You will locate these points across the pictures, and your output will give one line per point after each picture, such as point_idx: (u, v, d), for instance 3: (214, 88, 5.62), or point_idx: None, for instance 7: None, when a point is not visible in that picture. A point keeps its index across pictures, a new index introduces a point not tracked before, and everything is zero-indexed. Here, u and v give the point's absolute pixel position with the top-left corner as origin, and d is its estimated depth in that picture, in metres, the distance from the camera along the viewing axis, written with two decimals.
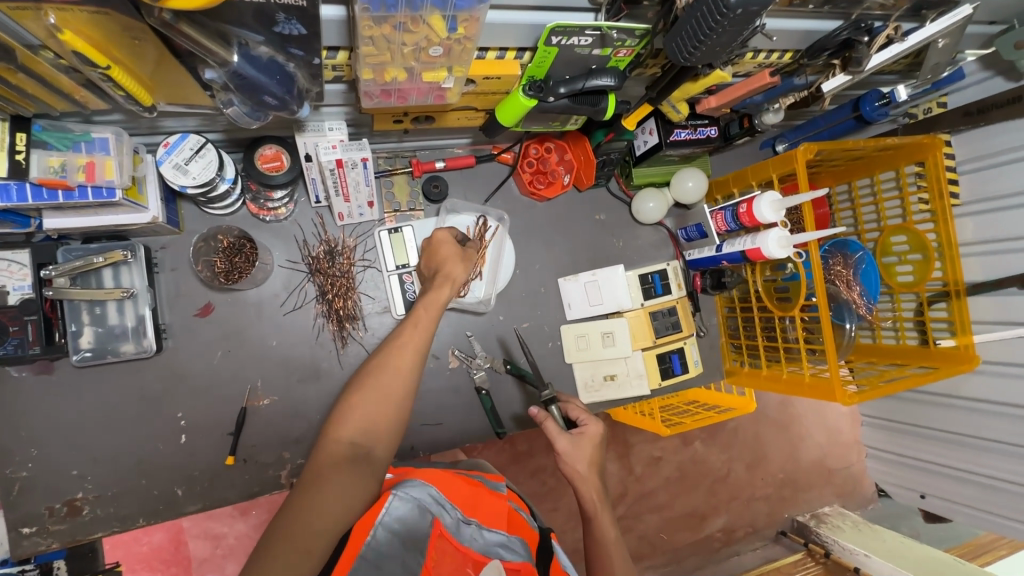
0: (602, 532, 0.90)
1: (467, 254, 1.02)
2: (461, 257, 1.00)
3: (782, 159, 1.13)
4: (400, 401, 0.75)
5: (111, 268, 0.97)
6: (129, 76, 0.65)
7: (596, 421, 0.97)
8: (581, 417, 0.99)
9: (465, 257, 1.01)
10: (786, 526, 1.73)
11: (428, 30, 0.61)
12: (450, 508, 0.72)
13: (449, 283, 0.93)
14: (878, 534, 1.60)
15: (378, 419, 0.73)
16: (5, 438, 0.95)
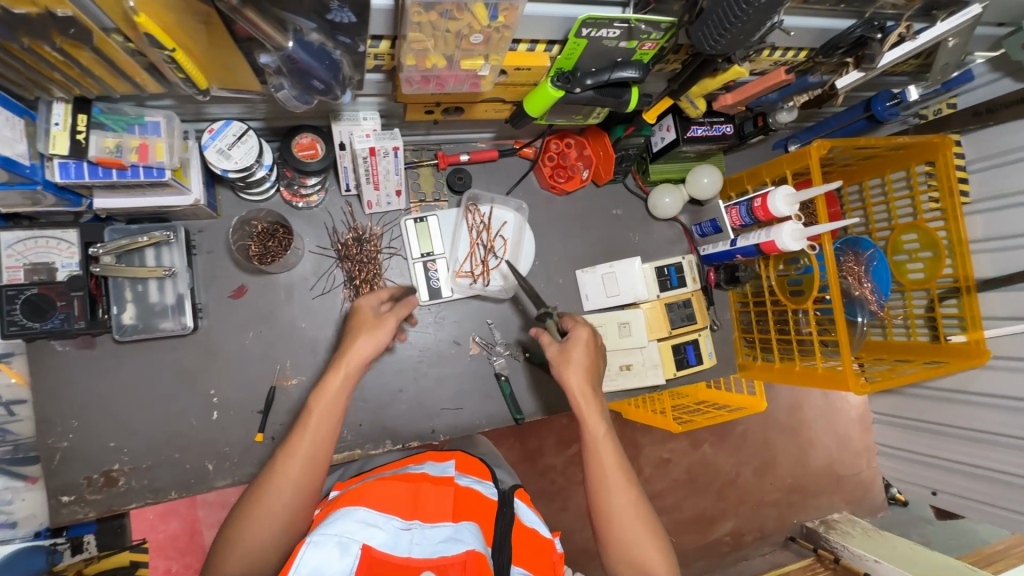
0: (599, 437, 0.89)
1: (379, 325, 0.92)
2: (373, 333, 0.90)
3: (796, 155, 1.17)
4: (288, 514, 0.76)
5: (153, 248, 1.02)
6: (188, 59, 0.69)
7: (585, 326, 0.99)
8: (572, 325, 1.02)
9: (374, 333, 0.90)
10: (795, 532, 1.73)
11: (470, 18, 0.66)
12: (384, 522, 0.70)
13: (353, 360, 0.86)
14: (890, 541, 1.53)
15: (267, 537, 0.74)
16: (48, 409, 1.00)
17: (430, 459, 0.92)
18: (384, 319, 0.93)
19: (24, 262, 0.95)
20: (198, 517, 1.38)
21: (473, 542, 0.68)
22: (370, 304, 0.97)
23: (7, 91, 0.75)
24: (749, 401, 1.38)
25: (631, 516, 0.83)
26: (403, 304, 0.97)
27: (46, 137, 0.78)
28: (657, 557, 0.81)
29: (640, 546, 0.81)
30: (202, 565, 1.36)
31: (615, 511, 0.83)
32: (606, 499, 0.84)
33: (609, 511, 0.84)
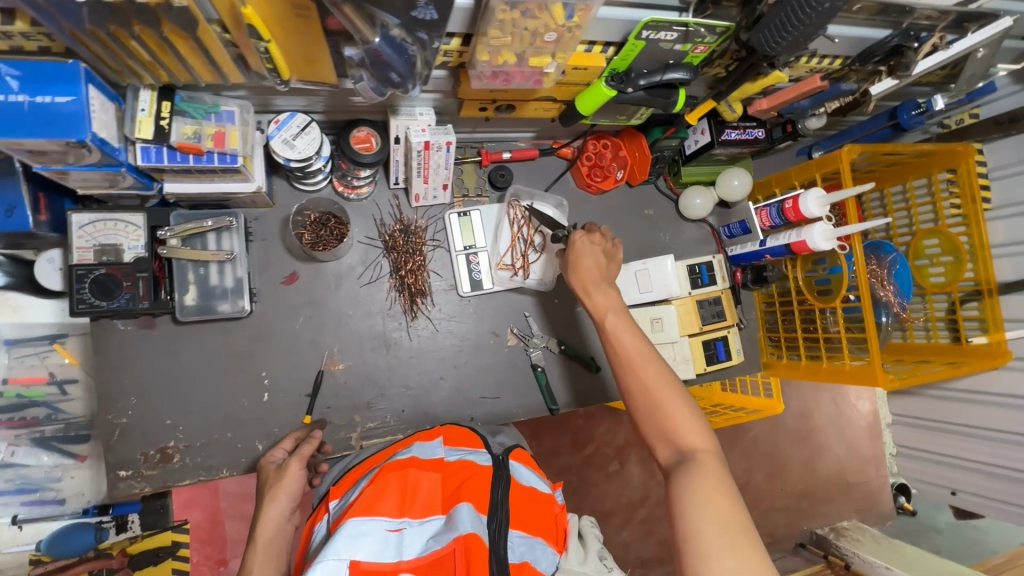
0: (617, 328, 0.98)
1: (285, 471, 0.91)
2: (282, 485, 0.89)
3: (826, 159, 1.22)
4: None
5: (215, 233, 1.06)
6: (279, 51, 0.75)
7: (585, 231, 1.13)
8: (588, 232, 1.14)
9: (279, 492, 0.88)
10: (806, 538, 1.82)
11: (548, 17, 0.71)
12: (372, 531, 0.77)
13: (267, 536, 0.82)
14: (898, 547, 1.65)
15: None
16: (109, 386, 1.04)
17: (418, 441, 1.00)
18: (287, 466, 0.92)
19: (93, 243, 0.98)
20: (221, 508, 1.27)
21: (464, 527, 0.76)
22: (275, 457, 0.98)
23: (101, 77, 0.79)
24: (768, 404, 1.46)
25: (654, 390, 0.89)
26: (303, 446, 0.97)
27: (132, 123, 0.82)
28: (685, 424, 0.85)
29: (667, 415, 0.87)
30: (225, 557, 1.27)
31: (638, 385, 0.91)
32: (630, 377, 0.92)
33: (634, 387, 0.91)
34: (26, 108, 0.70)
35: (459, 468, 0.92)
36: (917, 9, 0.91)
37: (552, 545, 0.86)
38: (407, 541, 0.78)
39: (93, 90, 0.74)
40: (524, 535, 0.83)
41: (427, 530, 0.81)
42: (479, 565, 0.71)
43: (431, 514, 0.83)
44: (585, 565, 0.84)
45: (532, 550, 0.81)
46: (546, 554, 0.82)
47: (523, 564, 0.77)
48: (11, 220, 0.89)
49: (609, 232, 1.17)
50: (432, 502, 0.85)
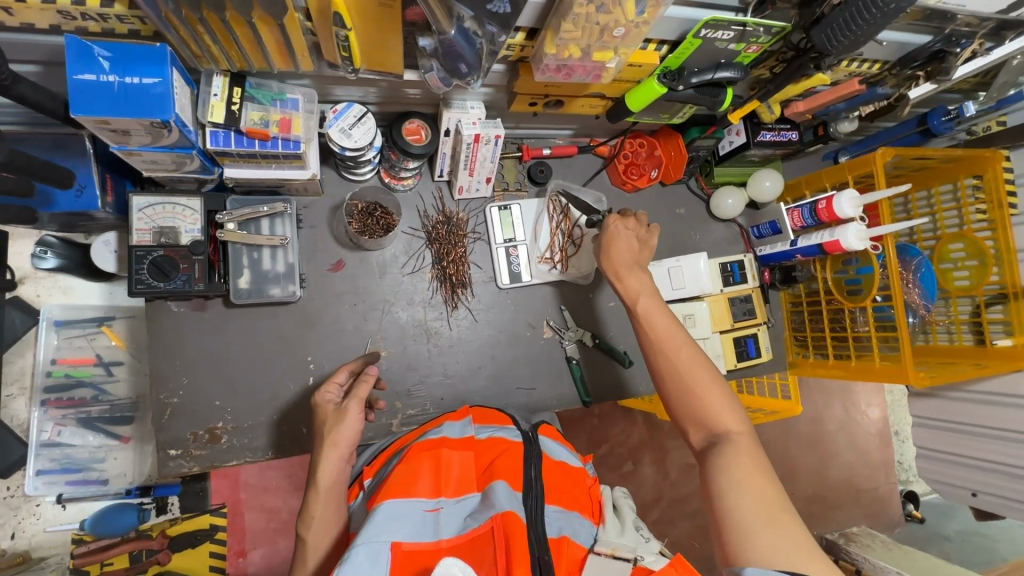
0: (650, 311, 1.01)
1: (341, 420, 0.92)
2: (340, 429, 0.91)
3: (859, 162, 1.25)
4: None
5: (269, 219, 1.09)
6: (356, 41, 0.78)
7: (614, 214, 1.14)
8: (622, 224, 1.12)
9: (338, 439, 0.90)
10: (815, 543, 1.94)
11: (619, 13, 0.74)
12: (410, 512, 0.79)
13: (330, 480, 0.87)
14: (907, 553, 1.72)
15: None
16: (162, 365, 1.06)
17: (446, 419, 1.01)
18: (346, 410, 0.93)
19: (153, 225, 0.99)
20: (241, 498, 1.35)
21: (501, 505, 0.78)
22: (330, 396, 0.98)
23: (181, 61, 0.82)
24: (784, 404, 1.45)
25: (687, 372, 0.93)
26: (359, 385, 0.97)
27: (206, 107, 0.85)
28: (718, 406, 0.89)
29: (701, 398, 0.90)
30: (244, 549, 1.33)
31: (673, 369, 0.94)
32: (664, 360, 0.96)
33: (668, 369, 0.95)
34: (116, 89, 0.73)
35: (490, 445, 0.93)
36: (960, 15, 0.94)
37: (590, 518, 0.88)
38: (443, 521, 0.81)
39: (176, 73, 0.77)
40: (561, 510, 0.85)
41: (463, 508, 0.83)
42: (518, 543, 0.73)
43: (466, 493, 0.85)
44: (624, 536, 0.86)
45: (570, 524, 0.83)
46: (584, 527, 0.85)
47: (562, 539, 0.80)
48: (80, 200, 0.93)
49: (643, 217, 1.16)
50: (466, 479, 0.87)
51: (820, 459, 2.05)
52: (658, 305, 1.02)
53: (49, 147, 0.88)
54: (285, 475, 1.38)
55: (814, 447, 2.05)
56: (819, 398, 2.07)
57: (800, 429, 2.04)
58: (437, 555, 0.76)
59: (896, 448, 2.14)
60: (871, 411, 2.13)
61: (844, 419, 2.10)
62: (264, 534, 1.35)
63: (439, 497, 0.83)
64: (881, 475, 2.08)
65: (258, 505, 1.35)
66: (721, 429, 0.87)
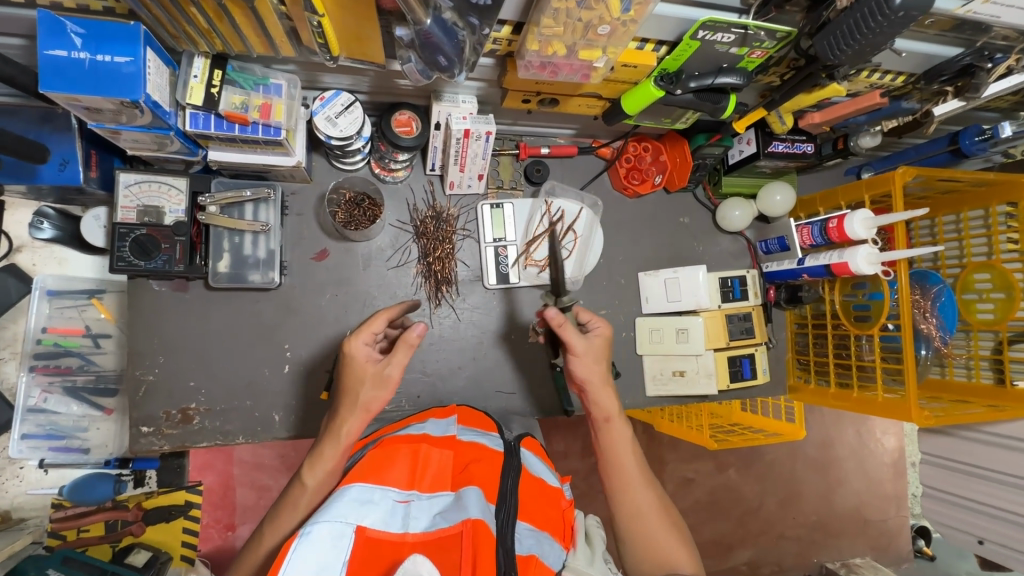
0: (616, 442, 0.97)
1: (381, 390, 0.85)
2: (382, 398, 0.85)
3: (877, 180, 1.16)
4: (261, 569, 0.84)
5: (253, 204, 1.08)
6: (331, 27, 0.75)
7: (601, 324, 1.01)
8: (590, 320, 1.02)
9: (369, 405, 0.84)
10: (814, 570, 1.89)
11: (604, 9, 0.70)
12: (378, 500, 0.75)
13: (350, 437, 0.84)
14: None
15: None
16: (140, 343, 1.08)
17: (432, 417, 1.00)
18: (390, 378, 0.85)
19: (137, 204, 0.99)
20: (233, 474, 1.41)
21: (473, 510, 0.72)
22: (365, 350, 0.88)
23: (159, 41, 0.81)
24: (787, 428, 1.39)
25: (647, 514, 0.93)
26: (399, 349, 0.86)
27: (185, 88, 0.84)
28: (672, 546, 0.91)
29: (657, 539, 0.92)
30: (234, 522, 1.40)
31: (633, 511, 0.93)
32: (626, 499, 0.94)
33: (628, 512, 0.93)
34: (87, 66, 0.72)
35: (471, 448, 0.89)
36: (995, 27, 0.85)
37: (560, 540, 0.84)
38: (413, 515, 0.76)
39: (150, 52, 0.76)
40: (532, 529, 0.80)
41: (434, 505, 0.77)
42: (487, 553, 0.67)
43: (440, 490, 0.80)
44: (593, 567, 0.84)
45: (540, 544, 0.78)
46: (554, 549, 0.79)
47: (530, 557, 0.74)
48: (63, 173, 0.93)
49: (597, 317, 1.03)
50: (442, 477, 0.82)
51: (827, 485, 1.96)
52: (630, 436, 0.98)
53: (36, 121, 0.90)
54: (276, 454, 1.43)
55: (820, 472, 1.96)
56: (830, 422, 1.97)
57: (806, 453, 1.95)
58: (402, 549, 0.70)
59: (910, 479, 2.03)
60: (886, 440, 2.02)
61: (856, 445, 1.99)
62: (253, 511, 1.41)
63: (411, 490, 0.79)
64: (896, 508, 1.98)
65: (249, 482, 1.41)
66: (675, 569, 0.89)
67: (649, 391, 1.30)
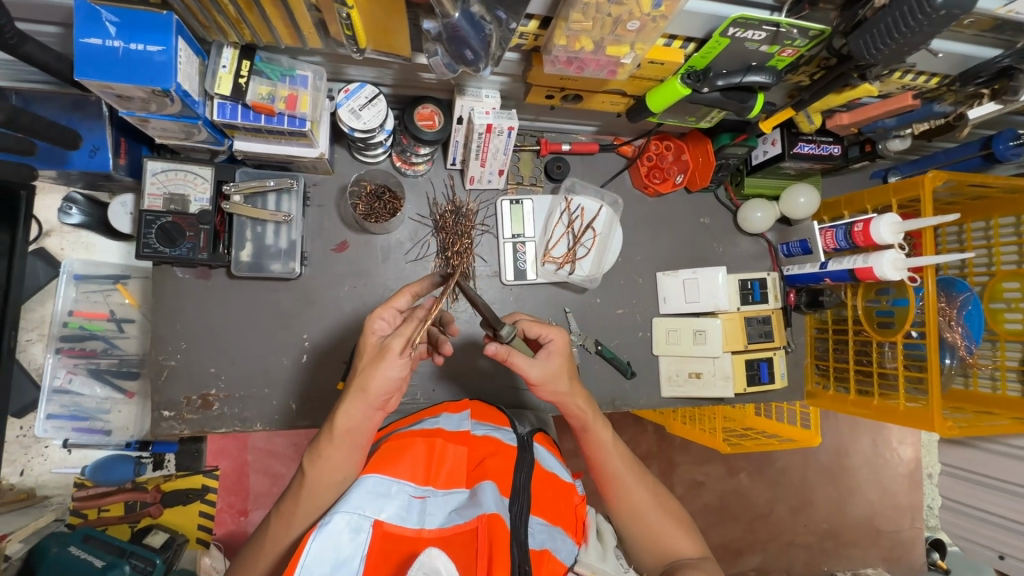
0: (603, 444, 0.92)
1: (380, 361, 0.74)
2: (382, 370, 0.74)
3: (905, 185, 1.13)
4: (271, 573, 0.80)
5: (276, 194, 1.09)
6: (359, 19, 0.75)
7: (555, 329, 0.90)
8: (543, 332, 0.90)
9: (366, 385, 0.76)
10: None
11: (633, 4, 0.69)
12: (395, 493, 0.75)
13: (348, 426, 0.77)
14: None
15: None
16: (163, 329, 1.10)
17: (444, 411, 0.99)
18: (388, 348, 0.74)
19: (163, 191, 1.01)
20: (248, 461, 1.43)
21: (488, 505, 0.73)
22: (380, 325, 0.81)
23: (190, 31, 0.82)
24: (802, 434, 1.37)
25: (646, 510, 0.91)
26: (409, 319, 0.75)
27: (213, 78, 0.85)
28: (675, 536, 0.91)
29: (660, 531, 0.91)
30: (246, 508, 1.41)
31: (631, 508, 0.92)
32: (621, 498, 0.92)
33: (625, 510, 0.92)
34: (120, 54, 0.73)
35: (485, 443, 0.89)
36: None
37: (572, 536, 0.84)
38: (429, 510, 0.76)
39: (181, 42, 0.77)
40: (545, 524, 0.80)
41: (450, 502, 0.78)
42: (503, 549, 0.67)
43: (455, 487, 0.80)
44: (605, 562, 0.84)
45: (553, 539, 0.78)
46: (566, 545, 0.80)
47: (544, 552, 0.75)
48: (93, 160, 0.95)
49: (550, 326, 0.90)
50: (458, 473, 0.83)
51: (840, 494, 1.93)
52: (613, 436, 0.94)
53: (68, 108, 0.92)
54: (290, 443, 1.45)
55: (834, 480, 1.93)
56: (845, 429, 1.94)
57: (820, 460, 1.92)
58: (419, 544, 0.71)
59: (926, 491, 1.99)
60: (902, 450, 1.99)
61: (871, 454, 1.96)
62: (266, 497, 1.41)
63: (426, 487, 0.79)
64: (910, 519, 1.94)
65: (263, 468, 1.42)
66: (680, 558, 0.89)
67: (664, 392, 1.30)
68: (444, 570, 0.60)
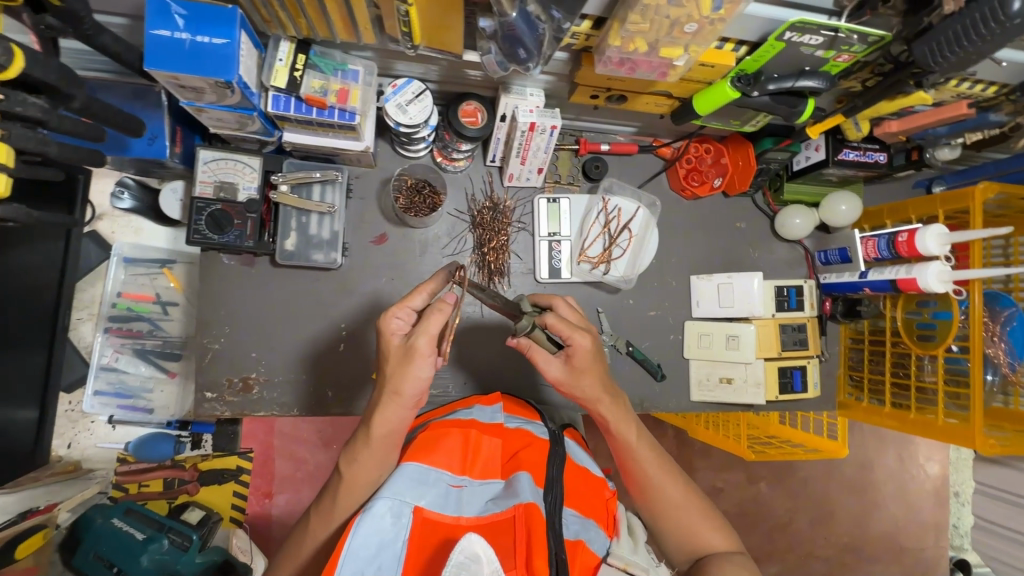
0: (629, 439, 0.92)
1: (409, 364, 0.74)
2: (412, 372, 0.74)
3: (954, 196, 1.10)
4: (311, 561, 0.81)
5: (320, 185, 1.12)
6: (417, 17, 0.76)
7: (579, 335, 0.87)
8: (569, 334, 0.87)
9: (398, 388, 0.75)
10: None
11: (693, 7, 0.69)
12: (433, 481, 0.76)
13: (385, 431, 0.77)
14: None
15: None
16: (208, 313, 1.13)
17: (477, 403, 0.98)
18: (415, 349, 0.73)
19: (214, 179, 1.03)
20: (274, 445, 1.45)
21: (525, 495, 0.74)
22: (397, 324, 0.79)
23: (251, 25, 0.85)
24: (828, 445, 1.34)
25: (678, 505, 0.90)
26: (431, 315, 0.74)
27: (270, 70, 0.88)
28: (707, 532, 0.89)
29: (692, 528, 0.89)
30: (270, 490, 1.45)
31: (661, 504, 0.91)
32: (651, 494, 0.91)
33: (656, 506, 0.91)
34: (187, 46, 0.76)
35: (518, 436, 0.90)
36: None
37: (604, 528, 0.84)
38: (466, 499, 0.77)
39: (243, 36, 0.79)
40: (578, 515, 0.81)
41: (486, 492, 0.79)
42: (540, 540, 0.69)
43: (490, 477, 0.82)
44: (637, 555, 0.82)
45: (587, 531, 0.79)
46: (600, 537, 0.81)
47: (578, 543, 0.75)
48: (151, 147, 0.99)
49: (573, 329, 0.87)
50: (493, 464, 0.84)
51: (863, 508, 1.89)
52: (637, 430, 0.94)
53: (128, 96, 0.95)
54: (316, 429, 1.48)
55: (857, 494, 1.89)
56: (871, 442, 1.91)
57: (843, 472, 1.89)
58: (458, 530, 0.72)
59: (953, 510, 1.93)
60: (929, 467, 1.94)
61: (897, 469, 1.92)
62: (290, 482, 1.46)
63: (463, 476, 0.81)
64: (934, 537, 1.90)
65: (287, 453, 1.46)
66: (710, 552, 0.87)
67: (693, 396, 1.29)
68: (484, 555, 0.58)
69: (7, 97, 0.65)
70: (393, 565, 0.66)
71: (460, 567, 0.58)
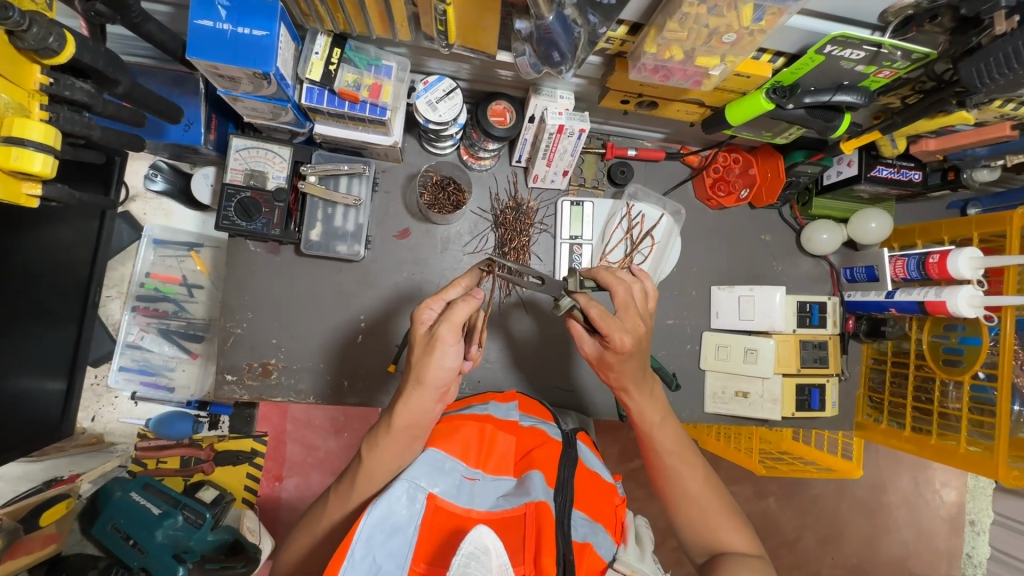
0: (655, 427, 0.92)
1: (430, 352, 0.73)
2: (435, 360, 0.73)
3: (990, 219, 1.07)
4: (321, 544, 0.82)
5: (347, 177, 1.13)
6: (453, 16, 0.77)
7: (613, 331, 0.79)
8: (605, 328, 0.79)
9: (421, 377, 0.75)
10: None
11: (734, 17, 0.68)
12: (448, 471, 0.77)
13: (406, 422, 0.77)
14: None
15: None
16: (232, 296, 1.15)
17: (492, 400, 0.99)
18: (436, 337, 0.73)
19: (245, 166, 1.05)
20: (286, 429, 1.47)
21: (536, 494, 0.75)
22: (428, 315, 0.79)
23: (290, 17, 0.86)
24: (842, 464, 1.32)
25: (698, 497, 0.90)
26: (455, 305, 0.74)
27: (306, 63, 0.89)
28: (726, 529, 0.88)
29: (710, 522, 0.88)
30: (281, 473, 1.45)
31: (682, 494, 0.90)
32: (672, 484, 0.91)
33: (677, 496, 0.90)
34: (228, 36, 0.78)
35: (532, 434, 0.91)
36: None
37: (611, 534, 0.83)
38: (478, 492, 0.78)
39: (283, 29, 0.81)
40: (587, 519, 0.81)
41: (498, 488, 0.80)
42: (549, 537, 0.69)
43: (503, 474, 0.83)
44: (643, 563, 0.84)
45: (595, 535, 0.79)
46: (607, 542, 0.80)
47: (585, 546, 0.75)
48: (187, 134, 1.01)
49: (608, 324, 0.79)
50: (506, 461, 0.84)
51: (874, 530, 1.86)
52: (660, 418, 0.92)
53: (168, 82, 0.97)
54: (329, 416, 1.50)
55: (868, 515, 1.86)
56: (885, 464, 1.87)
57: (855, 493, 1.86)
58: (468, 522, 0.72)
59: (968, 538, 1.88)
60: (945, 493, 1.89)
61: (911, 493, 1.88)
62: (301, 467, 1.46)
63: (477, 469, 0.81)
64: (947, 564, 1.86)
65: (299, 438, 1.47)
66: (729, 549, 0.86)
67: (707, 407, 1.28)
68: (493, 547, 0.58)
69: (55, 80, 0.70)
70: (404, 550, 0.67)
71: (470, 557, 0.58)
